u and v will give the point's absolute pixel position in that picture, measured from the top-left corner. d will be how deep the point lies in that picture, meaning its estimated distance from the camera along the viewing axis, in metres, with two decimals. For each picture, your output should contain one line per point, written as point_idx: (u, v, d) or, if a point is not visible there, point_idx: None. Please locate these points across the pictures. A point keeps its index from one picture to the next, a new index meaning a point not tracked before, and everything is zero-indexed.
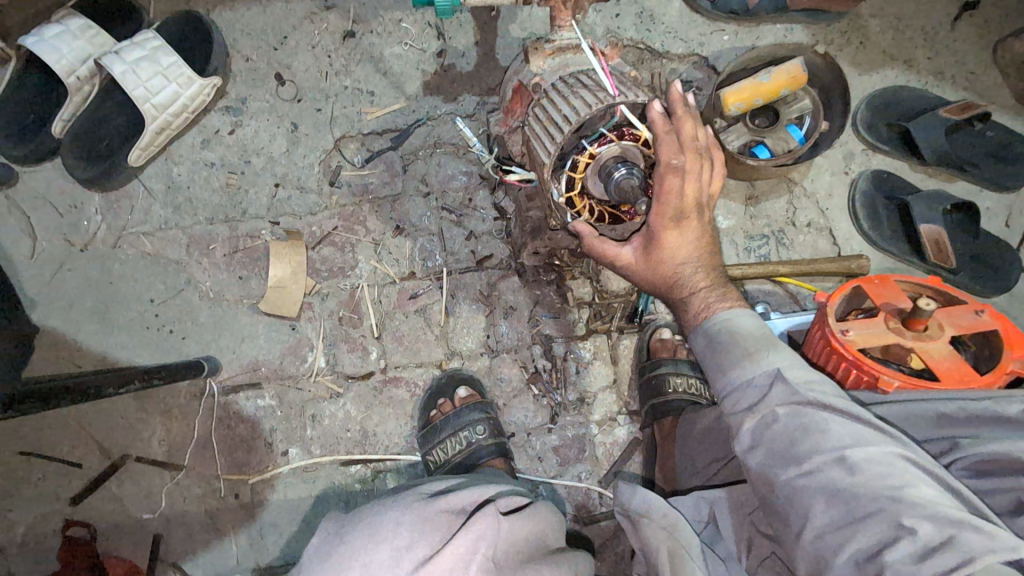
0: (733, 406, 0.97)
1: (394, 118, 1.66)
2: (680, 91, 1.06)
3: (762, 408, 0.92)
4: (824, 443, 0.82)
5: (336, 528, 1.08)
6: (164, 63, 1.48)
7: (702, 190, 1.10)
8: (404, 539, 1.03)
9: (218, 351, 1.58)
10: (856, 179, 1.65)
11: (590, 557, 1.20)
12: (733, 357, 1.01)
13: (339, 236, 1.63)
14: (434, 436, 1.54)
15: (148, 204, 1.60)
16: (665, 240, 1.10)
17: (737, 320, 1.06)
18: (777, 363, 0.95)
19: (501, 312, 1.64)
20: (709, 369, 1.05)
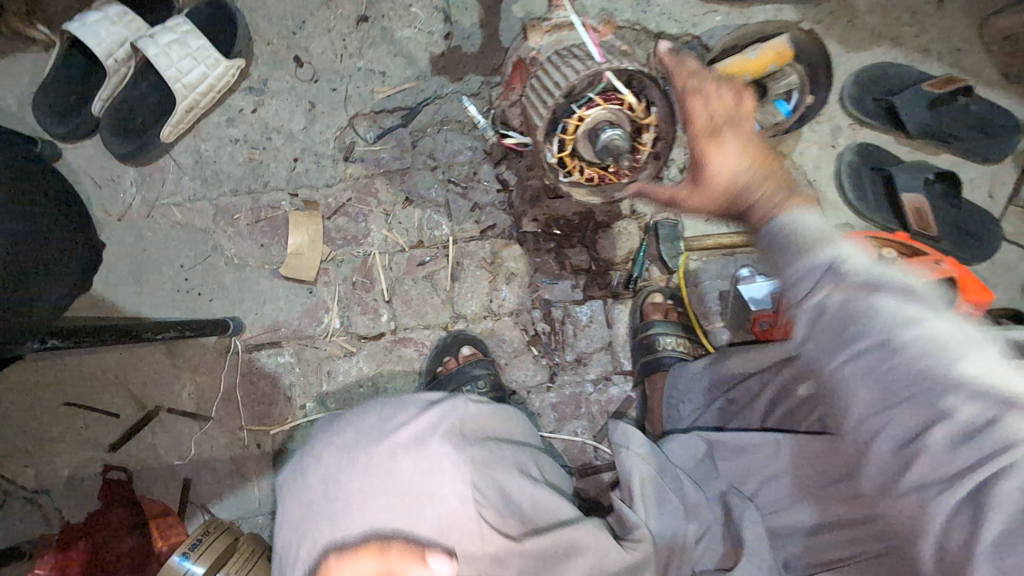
0: (787, 294, 0.92)
1: (404, 97, 1.77)
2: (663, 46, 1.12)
3: (808, 295, 0.88)
4: (871, 328, 0.82)
5: (334, 417, 1.26)
6: (194, 46, 1.61)
7: (733, 102, 1.02)
8: (384, 414, 1.20)
9: (242, 313, 1.72)
10: (843, 152, 1.73)
11: (551, 460, 1.33)
12: (789, 253, 0.90)
13: (353, 207, 1.75)
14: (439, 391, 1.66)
15: (178, 178, 1.74)
16: (711, 158, 1.00)
17: (804, 219, 0.93)
18: (830, 249, 0.87)
19: (503, 278, 1.75)
20: (772, 270, 0.94)
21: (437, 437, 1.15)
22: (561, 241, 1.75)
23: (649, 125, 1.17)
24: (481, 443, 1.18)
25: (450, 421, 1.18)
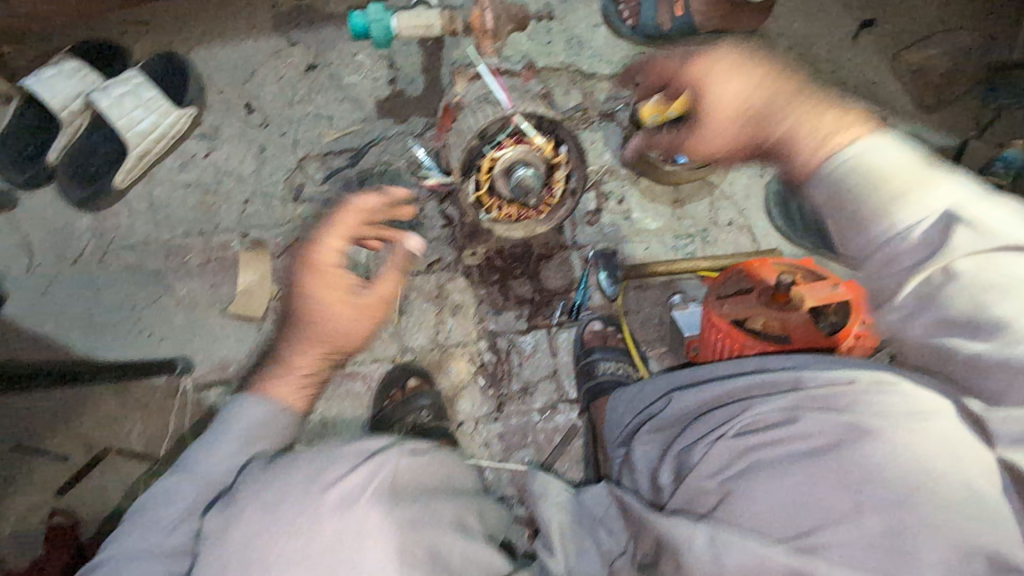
0: (891, 267, 0.99)
1: (351, 139, 1.85)
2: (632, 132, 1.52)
3: (936, 257, 0.92)
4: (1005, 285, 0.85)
5: (260, 474, 1.13)
6: (145, 97, 1.70)
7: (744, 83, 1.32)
8: (313, 471, 1.11)
9: (192, 352, 1.74)
10: (770, 181, 1.82)
11: (495, 507, 1.31)
12: (875, 202, 1.00)
13: (302, 245, 1.80)
14: (386, 423, 1.69)
15: (131, 221, 1.79)
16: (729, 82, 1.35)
17: (879, 153, 1.03)
18: (941, 202, 0.95)
19: (449, 310, 1.79)
20: (857, 219, 1.02)
21: (369, 495, 1.09)
22: (504, 273, 1.80)
23: (559, 163, 1.24)
24: (414, 500, 1.12)
25: (381, 479, 1.11)
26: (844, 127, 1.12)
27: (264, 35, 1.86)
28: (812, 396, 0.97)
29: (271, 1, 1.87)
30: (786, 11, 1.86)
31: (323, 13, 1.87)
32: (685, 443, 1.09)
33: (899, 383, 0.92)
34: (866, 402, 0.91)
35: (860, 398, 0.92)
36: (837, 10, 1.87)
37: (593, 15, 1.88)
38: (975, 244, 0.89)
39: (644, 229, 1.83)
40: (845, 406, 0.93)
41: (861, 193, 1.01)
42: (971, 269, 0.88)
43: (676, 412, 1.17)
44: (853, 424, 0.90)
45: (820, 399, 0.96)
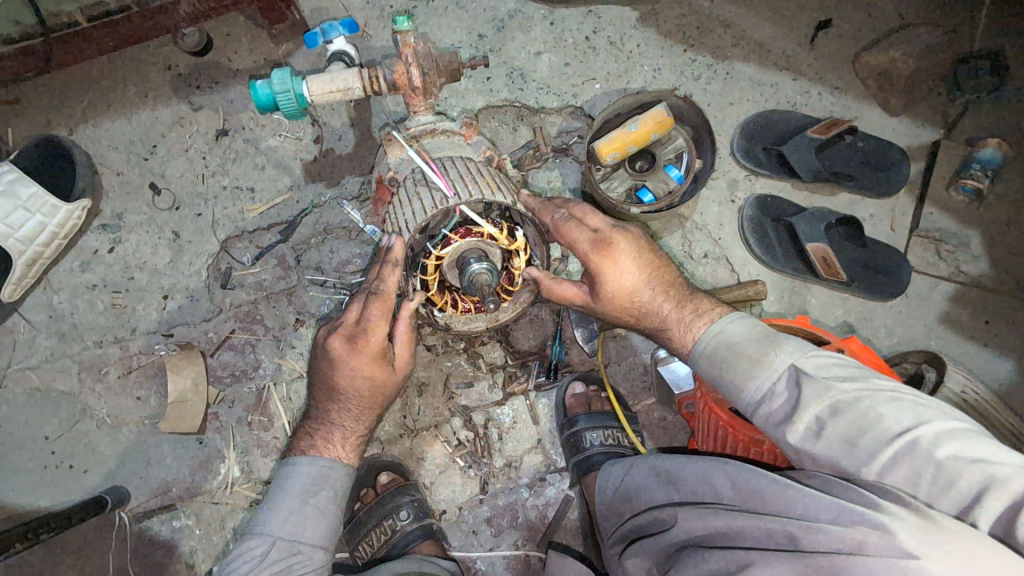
0: (764, 422, 0.96)
1: (278, 211, 1.63)
2: (524, 297, 1.19)
3: (798, 416, 0.90)
4: (881, 434, 0.82)
5: None
6: (23, 195, 1.43)
7: (620, 279, 1.10)
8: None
9: (124, 478, 1.52)
10: (743, 206, 1.69)
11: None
12: (742, 369, 0.99)
13: (238, 338, 1.59)
14: (359, 530, 1.50)
15: (32, 338, 1.54)
16: (602, 273, 1.09)
17: (730, 326, 1.05)
18: (785, 359, 0.96)
19: (414, 389, 1.61)
20: (724, 387, 1.02)
21: None
22: (471, 340, 1.63)
23: (517, 251, 1.10)
24: None
25: None
26: (702, 312, 1.11)
27: (162, 102, 1.62)
28: (815, 567, 0.76)
29: (165, 62, 1.62)
30: (736, 19, 1.73)
31: (228, 70, 1.63)
32: None
33: (918, 556, 0.70)
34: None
35: (878, 572, 0.71)
36: (789, 12, 1.75)
37: (534, 43, 1.70)
38: (822, 394, 0.89)
39: None
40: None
41: (728, 368, 1.01)
42: (834, 419, 0.87)
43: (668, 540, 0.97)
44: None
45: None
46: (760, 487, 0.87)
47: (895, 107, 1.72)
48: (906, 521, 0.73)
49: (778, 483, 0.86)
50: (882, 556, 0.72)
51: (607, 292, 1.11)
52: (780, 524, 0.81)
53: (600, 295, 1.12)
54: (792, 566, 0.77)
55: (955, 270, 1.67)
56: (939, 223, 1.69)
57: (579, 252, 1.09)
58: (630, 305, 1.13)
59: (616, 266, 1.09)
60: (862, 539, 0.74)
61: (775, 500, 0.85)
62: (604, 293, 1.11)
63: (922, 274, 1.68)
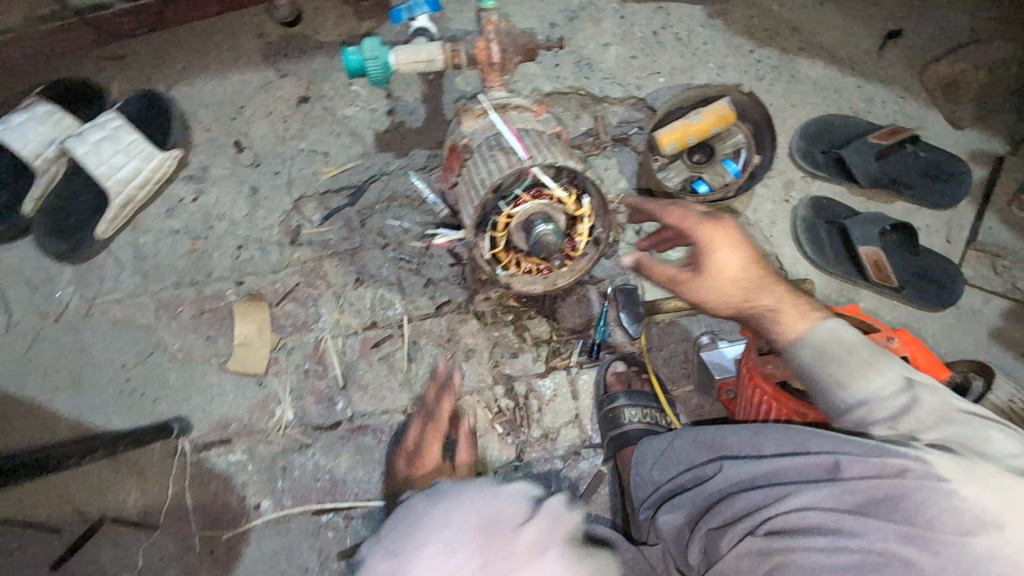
0: (864, 427, 1.00)
1: (349, 176, 1.73)
2: (584, 264, 1.22)
3: (905, 425, 0.96)
4: (980, 449, 0.92)
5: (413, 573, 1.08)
6: (125, 141, 1.58)
7: (734, 260, 1.13)
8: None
9: (189, 410, 1.64)
10: (797, 206, 1.71)
11: None
12: (852, 372, 1.02)
13: (302, 291, 1.69)
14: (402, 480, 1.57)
15: (117, 274, 1.67)
16: (720, 250, 1.13)
17: (837, 328, 1.08)
18: (897, 372, 1.01)
19: (461, 354, 1.69)
20: (824, 386, 1.04)
21: None
22: (519, 313, 1.71)
23: (582, 216, 1.16)
24: None
25: None
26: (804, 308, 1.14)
27: (252, 67, 1.74)
28: (849, 491, 0.91)
29: (258, 30, 1.75)
30: (804, 24, 1.76)
31: (314, 41, 1.75)
32: (713, 528, 1.02)
33: (949, 480, 0.87)
34: (918, 505, 0.87)
35: (915, 493, 0.87)
36: (859, 21, 1.76)
37: (602, 34, 1.76)
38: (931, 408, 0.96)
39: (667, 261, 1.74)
40: (893, 506, 0.88)
41: (837, 366, 1.03)
42: (938, 430, 0.95)
43: (709, 490, 1.07)
44: (907, 533, 0.86)
45: (854, 497, 0.91)
46: (803, 438, 0.99)
47: (961, 120, 1.72)
48: (948, 459, 0.90)
49: (817, 435, 0.99)
50: (916, 478, 0.88)
51: (716, 267, 1.13)
52: (819, 461, 0.96)
53: (708, 270, 1.14)
54: (834, 491, 0.92)
55: (1010, 286, 1.66)
56: (997, 238, 1.68)
57: (696, 231, 1.15)
58: (736, 287, 1.14)
59: (732, 247, 1.14)
60: (904, 466, 0.90)
61: (813, 445, 0.98)
62: (712, 269, 1.14)
63: (976, 287, 1.67)
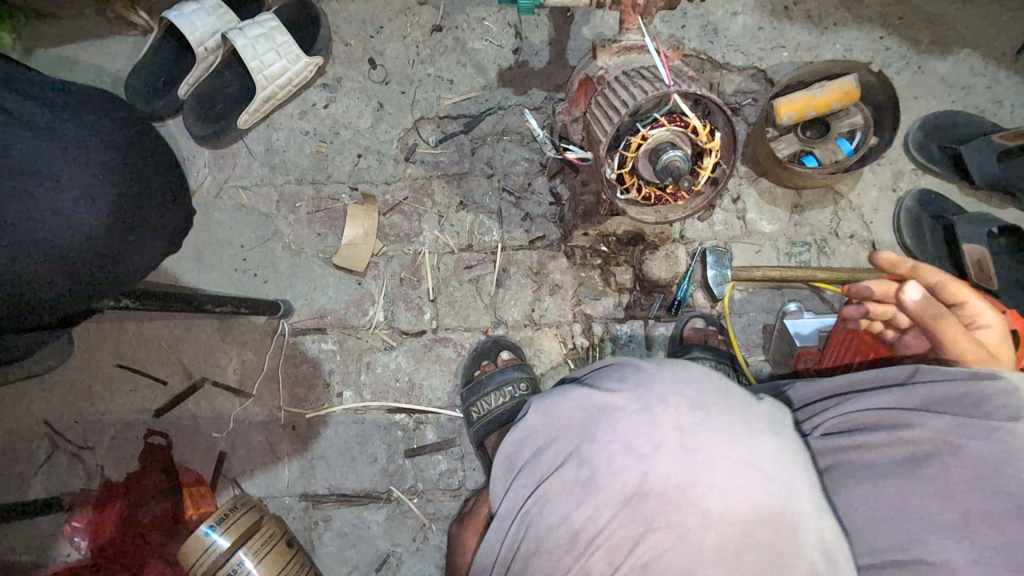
0: None
1: (468, 105, 1.83)
2: (699, 202, 1.28)
3: None
4: None
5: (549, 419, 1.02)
6: (278, 41, 1.70)
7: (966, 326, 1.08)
8: (632, 438, 0.89)
9: (293, 296, 1.78)
10: (903, 196, 1.71)
11: None
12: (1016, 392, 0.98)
13: (409, 205, 1.81)
14: (477, 391, 1.66)
15: (249, 163, 1.82)
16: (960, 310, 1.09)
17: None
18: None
19: (547, 288, 1.77)
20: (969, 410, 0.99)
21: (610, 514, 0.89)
22: (608, 258, 1.76)
23: (710, 150, 1.19)
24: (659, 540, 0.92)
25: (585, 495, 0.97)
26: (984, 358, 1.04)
27: None
28: (911, 392, 1.00)
29: None
30: (941, 18, 1.75)
31: None
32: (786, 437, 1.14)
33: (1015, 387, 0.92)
34: (978, 400, 0.93)
35: (980, 391, 0.94)
36: (998, 22, 1.74)
37: (733, 3, 1.79)
38: None
39: (759, 232, 1.77)
40: (953, 404, 0.95)
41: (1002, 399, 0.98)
42: None
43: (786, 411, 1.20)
44: (963, 423, 0.92)
45: (913, 397, 0.99)
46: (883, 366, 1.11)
47: None
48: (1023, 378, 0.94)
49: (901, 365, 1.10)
50: (980, 380, 0.95)
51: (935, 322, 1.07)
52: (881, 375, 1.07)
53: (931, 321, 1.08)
54: (894, 394, 1.01)
55: None
56: None
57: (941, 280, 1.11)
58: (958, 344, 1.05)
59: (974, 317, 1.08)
60: (971, 372, 0.96)
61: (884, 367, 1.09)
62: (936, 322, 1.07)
63: None
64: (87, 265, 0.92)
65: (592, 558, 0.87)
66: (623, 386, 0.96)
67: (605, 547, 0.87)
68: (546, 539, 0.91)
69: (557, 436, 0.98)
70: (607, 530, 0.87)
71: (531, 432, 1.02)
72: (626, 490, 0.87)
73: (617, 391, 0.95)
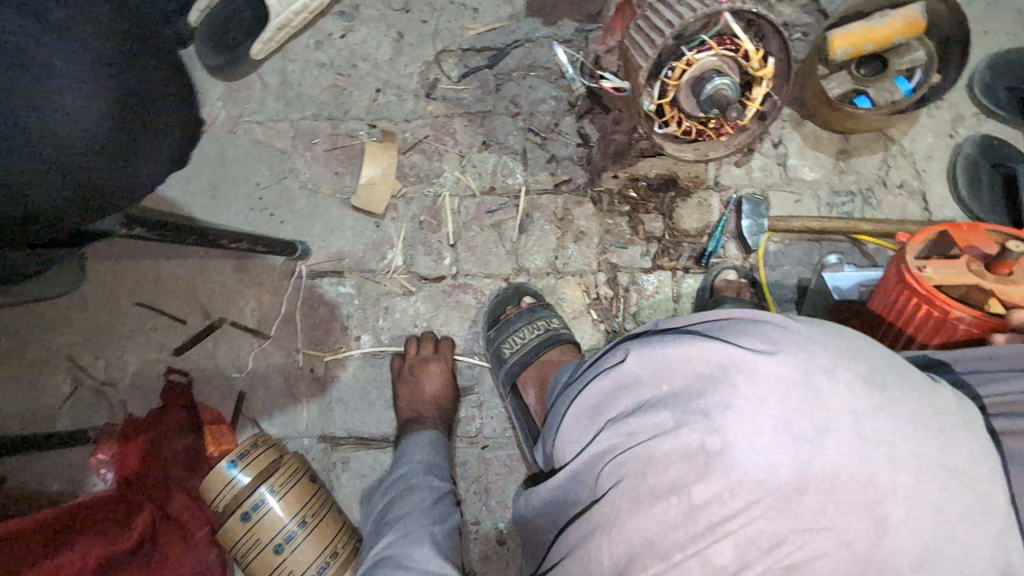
0: None
1: (494, 38, 1.72)
2: (740, 138, 1.20)
3: None
4: None
5: (653, 374, 0.83)
6: None
7: None
8: (788, 415, 0.70)
9: (309, 238, 1.73)
10: (961, 143, 1.58)
11: None
12: None
13: (429, 145, 1.72)
14: (509, 326, 1.59)
15: (264, 97, 1.75)
16: None
17: None
18: None
19: (571, 235, 1.70)
20: None
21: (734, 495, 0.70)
22: (636, 205, 1.68)
23: (762, 78, 1.09)
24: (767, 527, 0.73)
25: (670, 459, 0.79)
26: None
27: None
28: None
29: None
30: None
31: None
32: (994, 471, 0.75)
33: None
34: None
35: None
36: None
37: None
38: None
39: (801, 180, 1.66)
40: None
41: None
42: None
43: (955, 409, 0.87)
44: None
45: None
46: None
47: None
48: None
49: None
50: None
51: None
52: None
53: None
54: None
55: None
56: None
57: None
58: None
59: None
60: None
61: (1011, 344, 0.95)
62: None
63: None
64: (93, 176, 0.79)
65: (714, 539, 0.70)
66: (774, 350, 0.76)
67: (736, 533, 0.69)
68: (650, 507, 0.75)
69: (668, 390, 0.80)
70: (740, 516, 0.69)
71: (636, 381, 0.85)
72: (776, 477, 0.68)
73: (767, 354, 0.75)
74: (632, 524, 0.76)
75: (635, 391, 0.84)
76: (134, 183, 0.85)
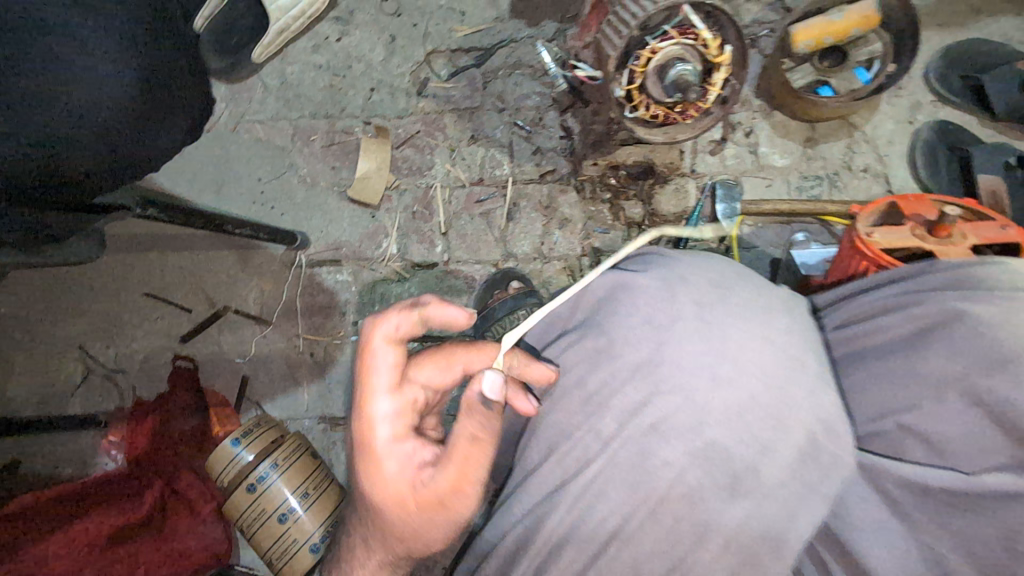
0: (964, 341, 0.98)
1: (480, 38, 1.83)
2: (704, 122, 1.26)
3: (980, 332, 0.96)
4: None
5: (573, 303, 1.10)
6: None
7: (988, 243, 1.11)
8: (652, 312, 0.96)
9: (309, 229, 1.83)
10: (919, 128, 1.69)
11: None
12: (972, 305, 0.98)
13: (421, 139, 1.83)
14: (491, 317, 1.66)
15: (264, 98, 1.85)
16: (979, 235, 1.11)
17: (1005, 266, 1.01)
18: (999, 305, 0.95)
19: (557, 222, 1.79)
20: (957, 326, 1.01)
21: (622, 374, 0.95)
22: (617, 193, 1.77)
23: (721, 64, 1.20)
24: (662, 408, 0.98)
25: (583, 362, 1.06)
26: None
27: None
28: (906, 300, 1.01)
29: None
30: None
31: None
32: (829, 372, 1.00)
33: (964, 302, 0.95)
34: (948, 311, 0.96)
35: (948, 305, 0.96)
36: None
37: None
38: None
39: (772, 167, 1.76)
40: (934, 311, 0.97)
41: None
42: None
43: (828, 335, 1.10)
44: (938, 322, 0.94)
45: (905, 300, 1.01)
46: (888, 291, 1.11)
47: None
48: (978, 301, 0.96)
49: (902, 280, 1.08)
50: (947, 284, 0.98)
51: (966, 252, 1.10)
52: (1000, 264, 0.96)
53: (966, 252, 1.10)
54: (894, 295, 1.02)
55: None
56: None
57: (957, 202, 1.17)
58: None
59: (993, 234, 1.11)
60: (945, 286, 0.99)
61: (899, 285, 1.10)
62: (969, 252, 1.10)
63: None
64: (116, 138, 0.87)
65: (608, 411, 0.95)
66: (647, 271, 1.03)
67: (618, 405, 0.94)
68: (567, 398, 0.99)
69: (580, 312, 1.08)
70: (619, 390, 0.94)
71: (564, 315, 1.12)
72: (643, 355, 0.94)
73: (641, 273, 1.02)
74: (553, 415, 1.00)
75: (564, 319, 1.12)
76: (150, 151, 0.94)
